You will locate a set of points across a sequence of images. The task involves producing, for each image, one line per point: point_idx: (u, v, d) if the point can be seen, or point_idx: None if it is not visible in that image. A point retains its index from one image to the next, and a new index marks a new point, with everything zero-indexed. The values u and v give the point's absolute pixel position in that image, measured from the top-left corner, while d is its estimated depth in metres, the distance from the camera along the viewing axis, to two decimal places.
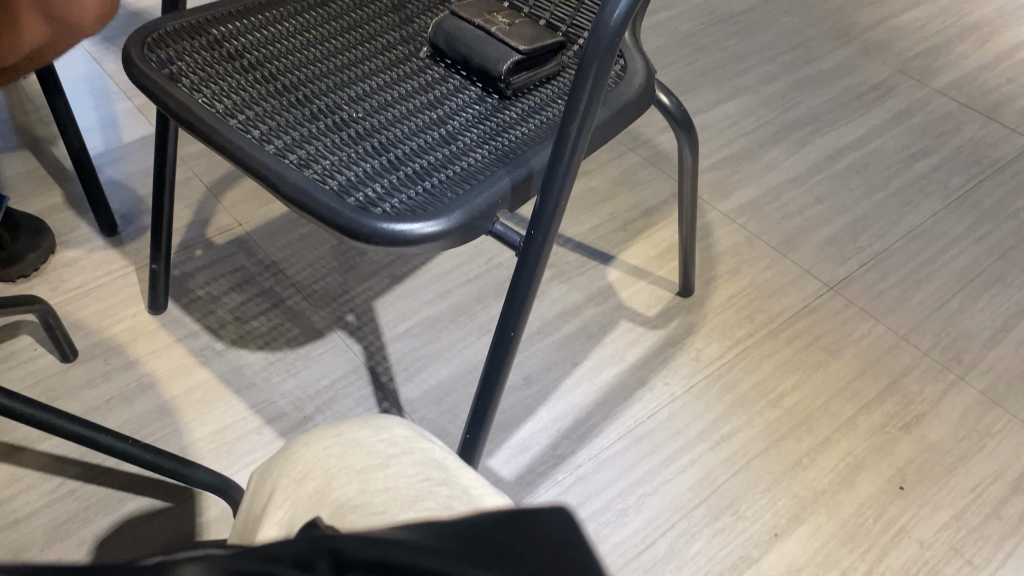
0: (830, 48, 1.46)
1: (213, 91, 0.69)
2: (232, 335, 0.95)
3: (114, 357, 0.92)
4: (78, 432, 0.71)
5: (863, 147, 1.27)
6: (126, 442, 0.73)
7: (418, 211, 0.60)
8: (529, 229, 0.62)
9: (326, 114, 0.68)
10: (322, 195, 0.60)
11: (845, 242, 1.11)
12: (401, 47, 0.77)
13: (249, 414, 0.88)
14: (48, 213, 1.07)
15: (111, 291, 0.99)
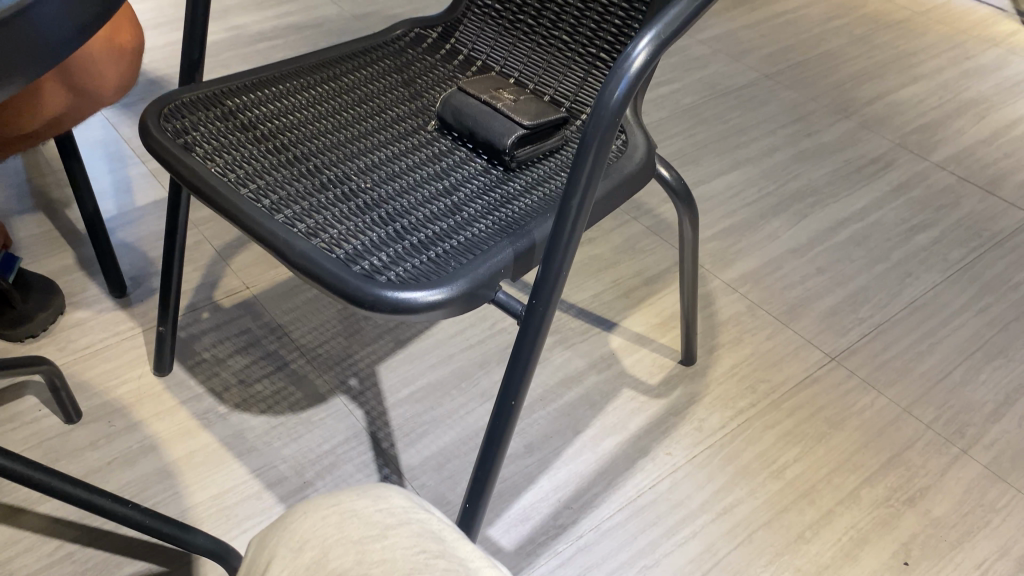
0: (831, 121, 1.49)
1: (226, 161, 0.71)
2: (236, 398, 0.96)
3: (117, 419, 0.92)
4: (78, 496, 0.71)
5: (863, 219, 1.28)
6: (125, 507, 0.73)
7: (421, 280, 0.61)
8: (531, 299, 0.63)
9: (335, 184, 0.70)
10: (328, 263, 0.61)
11: (846, 313, 1.12)
12: (409, 121, 0.79)
13: (250, 478, 0.88)
14: (58, 274, 1.09)
15: (117, 352, 1.00)
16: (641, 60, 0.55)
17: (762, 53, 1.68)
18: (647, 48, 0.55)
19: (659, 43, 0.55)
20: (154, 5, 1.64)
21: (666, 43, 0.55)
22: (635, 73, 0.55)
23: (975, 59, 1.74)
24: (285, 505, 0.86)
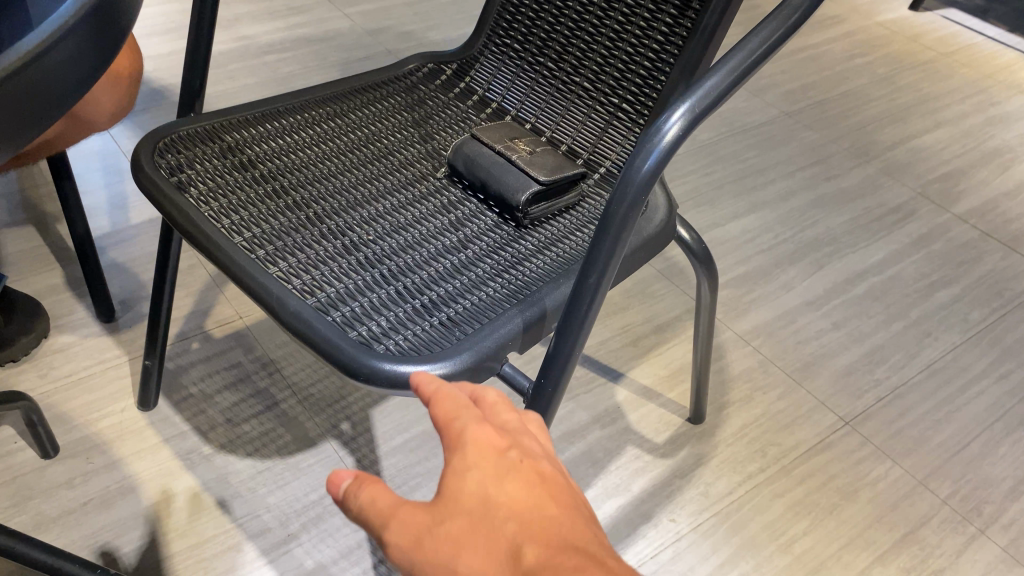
0: (850, 166, 1.45)
1: (222, 204, 0.67)
2: (222, 439, 0.91)
3: (96, 456, 0.88)
4: (42, 559, 0.64)
5: (882, 272, 1.24)
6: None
7: (422, 351, 0.57)
8: (539, 376, 0.58)
9: (336, 235, 0.66)
10: (324, 327, 0.57)
11: (861, 374, 1.08)
12: (417, 165, 0.75)
13: (232, 526, 0.84)
14: (44, 294, 1.04)
15: (101, 382, 0.96)
16: (673, 134, 0.51)
17: (782, 90, 1.64)
18: (680, 120, 0.51)
19: (693, 116, 0.51)
20: (163, 11, 1.60)
21: (701, 116, 0.51)
22: (666, 146, 0.51)
23: (1000, 106, 1.69)
24: (267, 559, 0.81)
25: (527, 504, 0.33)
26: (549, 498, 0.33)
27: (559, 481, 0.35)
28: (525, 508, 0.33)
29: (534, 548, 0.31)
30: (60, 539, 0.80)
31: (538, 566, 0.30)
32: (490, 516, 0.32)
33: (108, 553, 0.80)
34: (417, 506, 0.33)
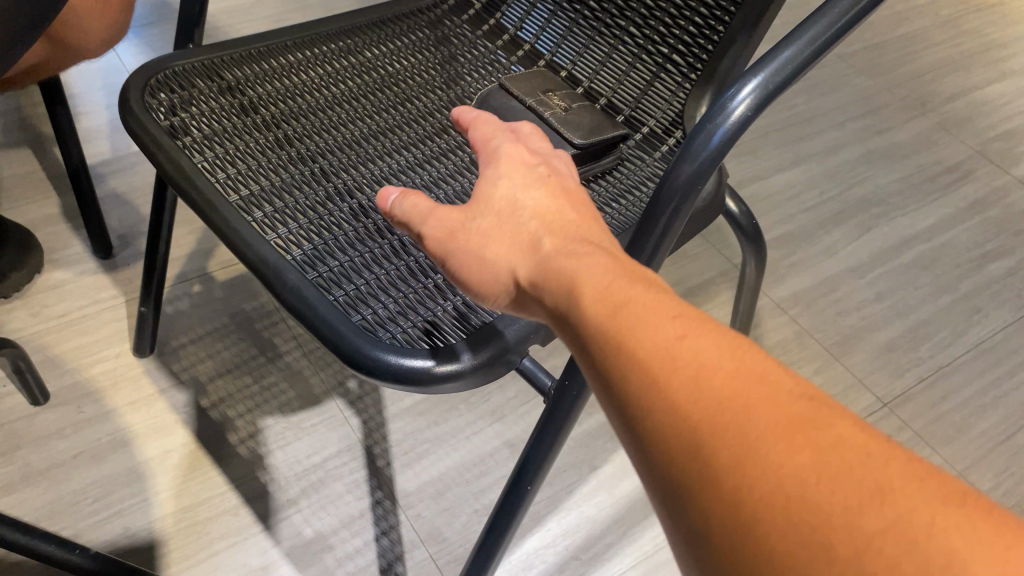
0: (905, 118, 1.35)
1: (218, 154, 0.60)
2: (221, 392, 0.86)
3: (88, 405, 0.83)
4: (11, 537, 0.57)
5: (932, 239, 1.15)
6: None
7: (432, 343, 0.50)
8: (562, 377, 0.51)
9: (344, 197, 0.59)
10: (324, 308, 0.51)
11: (904, 350, 1.01)
12: (437, 115, 0.68)
13: (229, 488, 0.79)
14: (39, 224, 0.99)
15: (95, 324, 0.90)
16: (740, 114, 0.42)
17: None
18: (749, 96, 0.42)
19: (764, 94, 0.42)
20: None
21: (775, 93, 0.42)
22: (731, 127, 0.43)
23: None
24: (264, 526, 0.77)
25: (548, 207, 0.40)
26: (571, 205, 0.41)
27: (576, 193, 0.43)
28: (549, 211, 0.40)
29: (552, 236, 0.38)
30: (48, 494, 0.76)
31: (557, 248, 0.37)
32: (514, 214, 0.40)
33: (97, 512, 0.76)
34: (455, 209, 0.41)
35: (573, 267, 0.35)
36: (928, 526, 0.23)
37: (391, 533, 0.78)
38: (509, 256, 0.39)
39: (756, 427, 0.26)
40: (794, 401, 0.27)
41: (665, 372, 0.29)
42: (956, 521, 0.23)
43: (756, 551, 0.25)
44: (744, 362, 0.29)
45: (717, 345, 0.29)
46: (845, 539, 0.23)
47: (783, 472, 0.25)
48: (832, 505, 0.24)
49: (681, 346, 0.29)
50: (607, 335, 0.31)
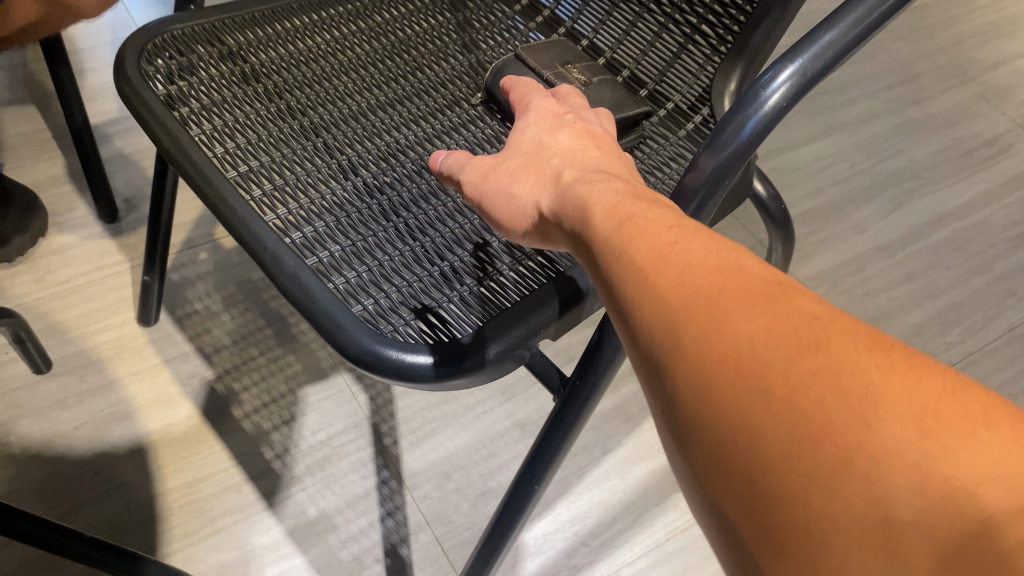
0: (943, 87, 1.29)
1: (217, 125, 0.57)
2: (226, 364, 0.84)
3: (91, 375, 0.82)
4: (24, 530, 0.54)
5: (966, 217, 1.11)
6: (107, 552, 0.57)
7: (436, 337, 0.48)
8: (573, 377, 0.48)
9: (348, 175, 0.56)
10: (322, 296, 0.48)
11: (933, 334, 0.97)
12: (450, 86, 0.64)
13: (233, 464, 0.78)
14: (44, 185, 0.96)
15: (99, 291, 0.88)
16: (775, 103, 0.38)
17: None
18: (786, 84, 0.38)
19: (801, 82, 0.38)
20: None
21: (814, 80, 0.38)
22: (763, 119, 0.39)
23: None
24: (267, 504, 0.76)
25: (571, 147, 0.46)
26: (595, 145, 0.46)
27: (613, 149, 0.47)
28: (572, 150, 0.46)
29: (573, 169, 0.43)
30: (50, 466, 0.75)
31: (574, 176, 0.42)
32: (541, 154, 0.46)
33: (99, 485, 0.75)
34: (489, 156, 0.47)
35: (589, 191, 0.39)
36: (859, 371, 0.24)
37: (397, 514, 0.77)
38: (534, 186, 0.44)
39: (721, 300, 0.27)
40: (765, 286, 0.28)
41: (649, 262, 0.30)
42: (885, 367, 0.24)
43: (702, 404, 0.26)
44: (717, 253, 0.30)
45: (704, 247, 0.31)
46: (783, 385, 0.24)
47: (735, 332, 0.26)
48: (774, 358, 0.25)
49: (664, 243, 0.31)
50: (609, 240, 0.33)
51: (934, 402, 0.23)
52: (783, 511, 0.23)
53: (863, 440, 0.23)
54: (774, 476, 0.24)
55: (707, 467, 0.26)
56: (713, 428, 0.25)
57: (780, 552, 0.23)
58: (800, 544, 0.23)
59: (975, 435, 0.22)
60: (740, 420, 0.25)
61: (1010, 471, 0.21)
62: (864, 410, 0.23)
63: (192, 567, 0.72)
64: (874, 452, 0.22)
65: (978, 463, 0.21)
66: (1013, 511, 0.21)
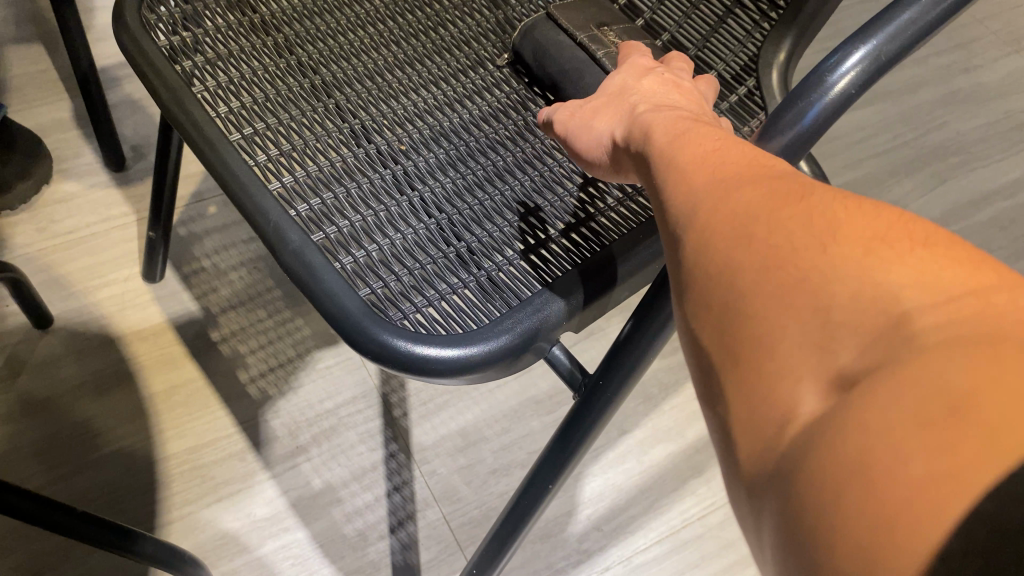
0: (996, 55, 1.22)
1: (221, 81, 0.52)
2: (232, 325, 0.81)
3: (93, 332, 0.79)
4: (22, 508, 0.50)
5: (1013, 195, 1.05)
6: (94, 527, 0.55)
7: (449, 328, 0.44)
8: (595, 377, 0.45)
9: (361, 139, 0.52)
10: (328, 277, 0.44)
11: None
12: (474, 45, 0.59)
13: (236, 431, 0.75)
14: (48, 129, 0.93)
15: (103, 243, 0.85)
16: (841, 90, 0.34)
17: None
18: (854, 69, 0.34)
19: (873, 67, 0.34)
20: None
21: (888, 65, 0.34)
22: (828, 106, 0.34)
23: None
24: (271, 473, 0.74)
25: (655, 89, 0.45)
26: (679, 92, 0.46)
27: (696, 96, 0.46)
28: (656, 92, 0.45)
29: (649, 105, 0.43)
30: (49, 425, 0.73)
31: (651, 109, 0.42)
32: (624, 94, 0.46)
33: (99, 447, 0.73)
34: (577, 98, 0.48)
35: (658, 120, 0.39)
36: (830, 217, 0.26)
37: (404, 489, 0.74)
38: (611, 122, 0.44)
39: (736, 177, 0.30)
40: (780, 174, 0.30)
41: (688, 155, 0.33)
42: (855, 215, 0.26)
43: (698, 260, 0.28)
44: (745, 151, 0.33)
45: (741, 150, 0.33)
46: (762, 225, 0.27)
47: (738, 201, 0.29)
48: (764, 214, 0.27)
49: (704, 145, 0.34)
50: (660, 145, 0.36)
51: (884, 236, 0.24)
52: (743, 326, 0.25)
53: (819, 262, 0.24)
54: (741, 301, 0.25)
55: (689, 298, 0.28)
56: (702, 275, 0.28)
57: (734, 360, 0.25)
58: (753, 352, 0.24)
59: (917, 256, 0.23)
60: (719, 253, 0.27)
61: (937, 283, 0.22)
62: (820, 243, 0.25)
63: (191, 538, 0.70)
64: (824, 268, 0.24)
65: (915, 274, 0.23)
66: (930, 310, 0.22)
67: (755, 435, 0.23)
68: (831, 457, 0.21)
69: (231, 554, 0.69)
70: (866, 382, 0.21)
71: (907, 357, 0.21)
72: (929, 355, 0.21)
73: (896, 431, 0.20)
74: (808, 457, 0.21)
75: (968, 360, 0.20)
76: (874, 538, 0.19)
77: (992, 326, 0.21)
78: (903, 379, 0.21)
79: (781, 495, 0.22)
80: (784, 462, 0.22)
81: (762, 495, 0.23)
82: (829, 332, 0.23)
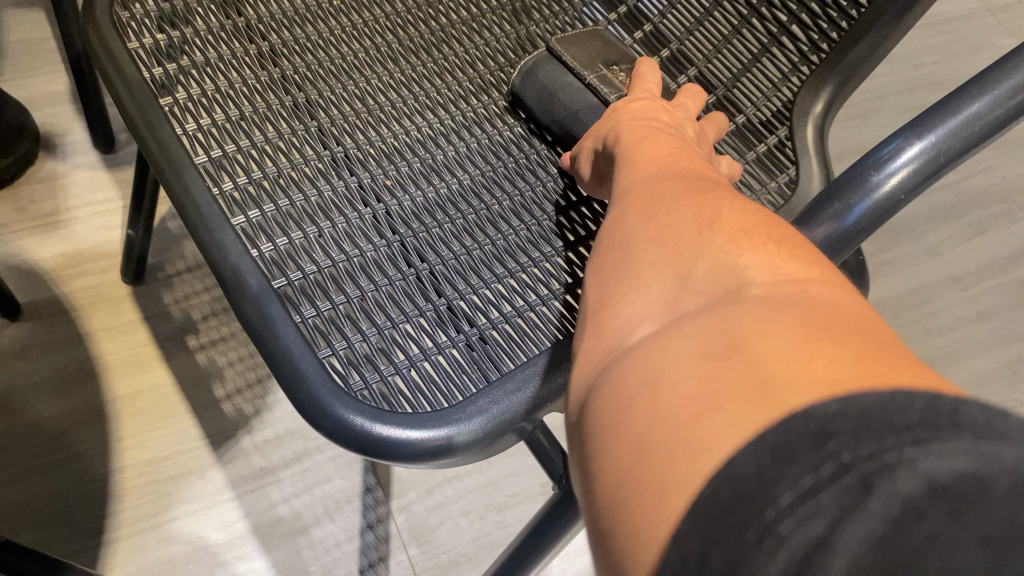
0: None
1: (194, 93, 0.47)
2: (211, 334, 0.77)
3: (60, 325, 0.75)
4: None
5: None
6: (27, 559, 0.51)
7: (417, 405, 0.39)
8: None
9: (342, 170, 0.46)
10: (285, 333, 0.39)
11: (998, 387, 0.86)
12: (482, 68, 0.53)
13: (204, 445, 0.71)
14: (41, 103, 0.88)
15: (83, 229, 0.81)
16: (889, 192, 0.28)
17: None
18: (907, 167, 0.28)
19: (932, 167, 0.28)
20: None
21: (947, 166, 0.28)
22: (870, 210, 0.29)
23: None
24: (235, 495, 0.69)
25: (646, 105, 0.44)
26: (668, 113, 0.43)
27: (689, 126, 0.44)
28: (643, 108, 0.43)
29: (628, 119, 0.42)
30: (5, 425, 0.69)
31: (628, 122, 0.42)
32: (614, 109, 0.45)
33: (53, 451, 0.69)
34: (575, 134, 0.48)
35: (634, 130, 0.40)
36: (719, 205, 0.27)
37: (378, 527, 0.69)
38: (596, 137, 0.43)
39: (666, 169, 0.32)
40: (707, 176, 0.31)
41: (637, 155, 0.35)
42: (739, 210, 0.26)
43: (604, 230, 0.30)
44: (689, 157, 0.34)
45: (688, 155, 0.34)
46: (659, 204, 0.28)
47: (653, 188, 0.30)
48: (668, 197, 0.29)
49: (656, 150, 0.35)
50: (621, 147, 0.38)
51: (756, 226, 0.25)
52: (613, 282, 0.26)
53: (689, 238, 0.25)
54: (622, 264, 0.27)
55: (588, 263, 0.29)
56: (602, 245, 0.29)
57: (598, 314, 0.26)
58: (608, 306, 0.26)
59: (771, 247, 0.24)
60: (619, 223, 0.29)
61: (779, 265, 0.23)
62: (698, 222, 0.26)
63: (138, 559, 0.65)
64: (690, 240, 0.25)
65: (764, 257, 0.23)
66: (761, 282, 0.22)
67: (589, 375, 0.25)
68: (628, 380, 0.22)
69: None
70: (680, 326, 0.22)
71: (719, 310, 0.22)
72: (735, 314, 0.21)
73: (682, 366, 0.21)
74: (614, 390, 0.22)
75: (769, 324, 0.21)
76: (633, 462, 0.20)
77: (812, 307, 0.21)
78: (706, 325, 0.21)
79: (586, 413, 0.23)
80: (595, 393, 0.23)
81: (577, 425, 0.24)
82: (671, 291, 0.24)
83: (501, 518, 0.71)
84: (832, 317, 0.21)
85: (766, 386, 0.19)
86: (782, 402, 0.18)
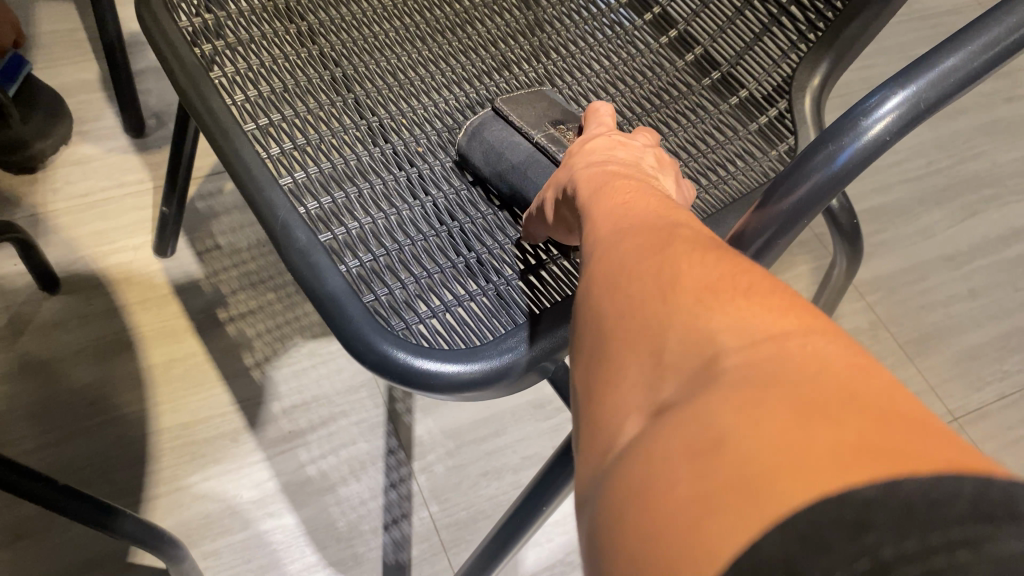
0: None
1: (240, 67, 0.51)
2: (240, 307, 0.80)
3: (96, 298, 0.79)
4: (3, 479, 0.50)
5: None
6: (84, 503, 0.55)
7: (453, 343, 0.43)
8: None
9: (377, 138, 0.50)
10: (332, 280, 0.43)
11: (987, 360, 0.90)
12: (503, 45, 0.57)
13: (235, 411, 0.75)
14: (74, 90, 0.92)
15: (115, 209, 0.85)
16: (876, 135, 0.33)
17: None
18: (892, 113, 0.32)
19: (912, 113, 0.32)
20: None
21: (925, 113, 0.32)
22: (859, 150, 0.33)
23: None
24: (265, 457, 0.73)
25: (603, 148, 0.43)
26: (625, 151, 0.43)
27: (647, 154, 0.44)
28: (597, 153, 0.43)
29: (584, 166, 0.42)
30: (47, 390, 0.73)
31: (589, 167, 0.41)
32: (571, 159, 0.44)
33: (92, 415, 0.73)
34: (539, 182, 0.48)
35: (591, 178, 0.39)
36: (680, 260, 0.25)
37: (400, 487, 0.73)
38: (558, 185, 0.43)
39: (631, 220, 0.30)
40: (673, 218, 0.30)
41: (603, 204, 0.34)
42: (702, 261, 0.25)
43: (580, 303, 0.28)
44: (655, 201, 0.32)
45: (652, 197, 0.33)
46: (625, 268, 0.27)
47: (618, 247, 0.28)
48: (634, 256, 0.27)
49: (619, 197, 0.34)
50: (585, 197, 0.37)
51: (722, 280, 0.23)
52: (598, 366, 0.25)
53: (657, 307, 0.24)
54: (599, 349, 0.25)
55: (572, 347, 0.28)
56: (581, 322, 0.27)
57: (588, 408, 0.24)
58: (595, 399, 0.24)
59: (742, 303, 0.22)
60: (591, 295, 0.27)
61: (752, 327, 0.21)
62: (663, 287, 0.24)
63: (175, 515, 0.69)
64: (659, 311, 0.24)
65: (735, 319, 0.22)
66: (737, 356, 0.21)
67: (585, 482, 0.23)
68: (618, 497, 0.20)
69: (214, 535, 0.69)
70: (663, 422, 0.21)
71: (697, 401, 0.20)
72: (714, 404, 0.20)
73: (669, 472, 0.19)
74: (607, 503, 0.20)
75: (750, 410, 0.19)
76: None
77: (791, 376, 0.19)
78: (690, 418, 0.20)
79: (586, 527, 0.21)
80: (592, 501, 0.21)
81: (583, 534, 0.22)
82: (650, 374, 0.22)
83: (516, 478, 0.75)
84: (815, 385, 0.19)
85: (764, 485, 0.17)
86: (785, 508, 0.17)
